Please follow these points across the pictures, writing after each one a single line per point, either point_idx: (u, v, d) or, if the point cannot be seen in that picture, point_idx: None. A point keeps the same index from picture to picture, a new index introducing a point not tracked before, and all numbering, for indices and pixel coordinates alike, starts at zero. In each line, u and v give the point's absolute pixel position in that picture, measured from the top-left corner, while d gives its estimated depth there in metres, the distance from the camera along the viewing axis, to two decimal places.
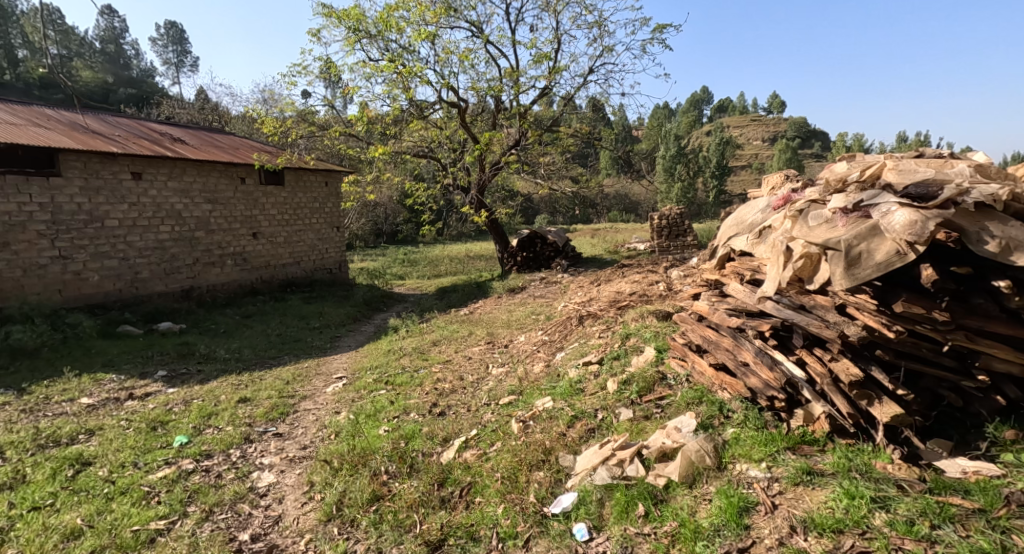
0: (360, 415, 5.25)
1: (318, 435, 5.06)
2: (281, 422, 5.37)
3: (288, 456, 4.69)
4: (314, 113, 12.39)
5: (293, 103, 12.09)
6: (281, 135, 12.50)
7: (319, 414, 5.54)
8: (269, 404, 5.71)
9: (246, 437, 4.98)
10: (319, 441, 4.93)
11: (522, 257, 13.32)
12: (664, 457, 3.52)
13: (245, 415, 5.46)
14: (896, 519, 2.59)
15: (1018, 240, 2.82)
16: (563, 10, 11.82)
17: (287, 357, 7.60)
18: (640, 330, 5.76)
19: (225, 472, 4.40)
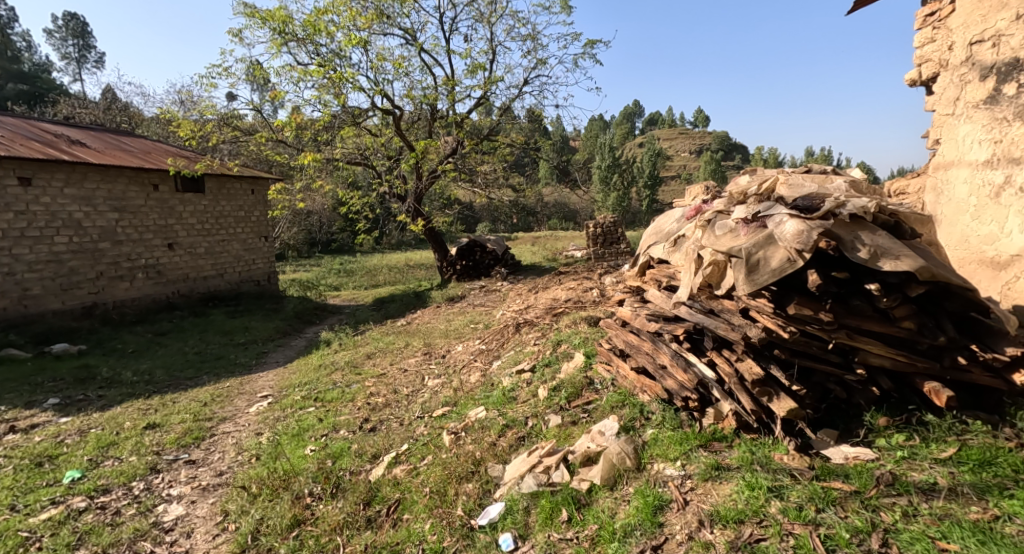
0: (284, 436, 5.05)
1: (236, 459, 4.82)
2: (195, 448, 5.07)
3: (201, 485, 4.43)
4: (238, 117, 11.77)
5: (214, 106, 11.48)
6: (199, 139, 11.83)
7: (239, 436, 5.28)
8: (182, 429, 5.38)
9: (152, 467, 4.66)
10: (237, 466, 4.69)
11: (461, 265, 13.30)
12: (588, 460, 3.63)
13: (153, 442, 5.10)
14: (788, 506, 2.78)
15: (885, 248, 3.14)
16: (497, 22, 11.99)
17: (206, 377, 7.17)
18: (571, 336, 5.92)
19: (125, 508, 4.10)
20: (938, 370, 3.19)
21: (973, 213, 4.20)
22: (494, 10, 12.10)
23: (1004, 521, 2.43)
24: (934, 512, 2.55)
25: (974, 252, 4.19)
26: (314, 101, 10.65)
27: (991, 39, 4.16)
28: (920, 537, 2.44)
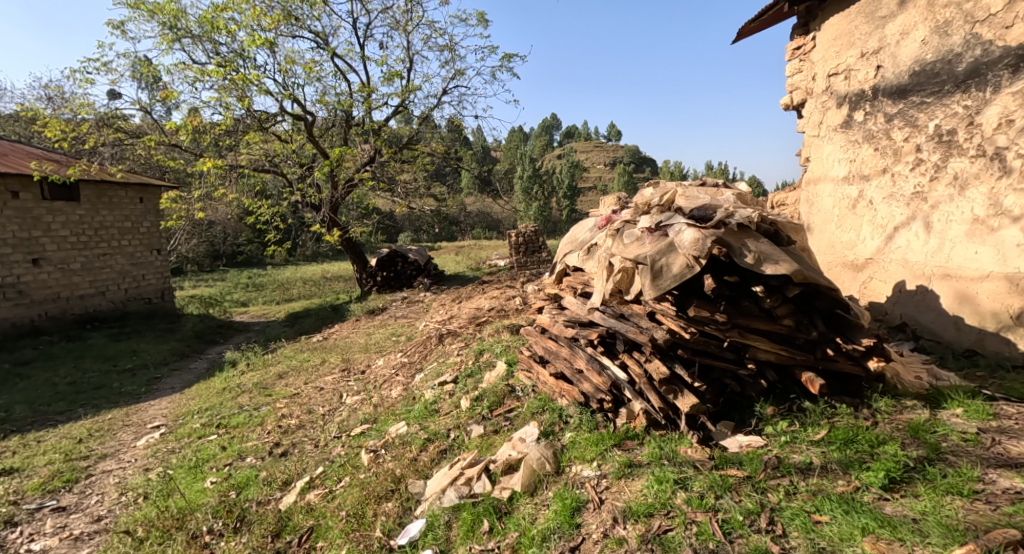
0: (179, 469, 4.71)
1: (118, 501, 4.42)
2: (66, 493, 4.60)
3: (72, 534, 4.03)
4: (118, 117, 10.89)
5: (90, 105, 10.49)
6: (71, 139, 10.73)
7: (122, 475, 4.86)
8: (49, 471, 4.86)
9: (8, 520, 4.19)
10: (118, 509, 4.30)
11: (382, 277, 13.02)
12: (510, 468, 3.70)
13: (10, 491, 4.58)
14: (691, 496, 2.95)
15: (768, 253, 3.47)
16: (413, 31, 11.93)
17: (82, 410, 6.51)
18: (493, 345, 5.99)
19: None
20: (812, 361, 3.55)
21: (839, 223, 4.96)
22: (410, 19, 12.04)
23: (863, 491, 2.70)
24: (810, 489, 2.80)
25: (840, 257, 4.96)
26: (215, 104, 10.03)
27: (844, 72, 4.89)
28: (799, 513, 2.67)
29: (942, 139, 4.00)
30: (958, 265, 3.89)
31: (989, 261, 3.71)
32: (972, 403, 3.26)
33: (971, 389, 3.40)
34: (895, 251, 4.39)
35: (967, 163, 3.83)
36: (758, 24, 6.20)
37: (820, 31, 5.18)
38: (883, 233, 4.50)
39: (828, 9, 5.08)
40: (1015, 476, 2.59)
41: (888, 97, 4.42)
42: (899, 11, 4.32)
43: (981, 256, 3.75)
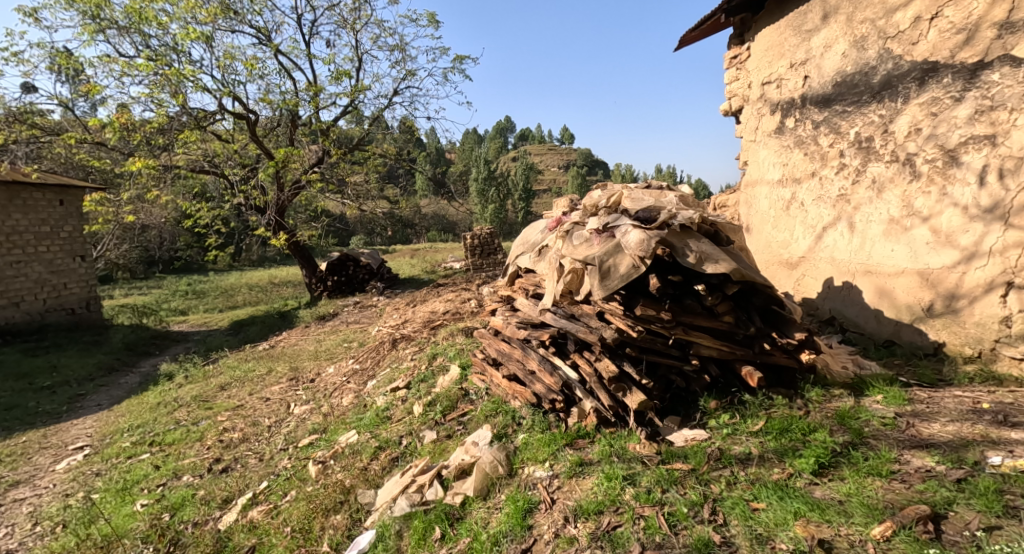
0: (107, 493, 4.45)
1: (32, 532, 4.13)
2: None
3: None
4: (33, 113, 10.17)
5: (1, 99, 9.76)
6: None
7: (38, 503, 4.54)
8: None
9: None
10: (33, 540, 4.01)
11: (332, 281, 12.70)
12: (462, 473, 3.68)
13: None
14: (639, 491, 3.00)
15: (708, 253, 3.61)
16: (362, 30, 11.73)
17: None
18: (447, 349, 5.95)
19: None
20: (751, 356, 3.72)
21: (774, 224, 5.24)
22: (359, 18, 11.83)
23: (796, 477, 2.83)
24: (749, 478, 2.92)
25: (776, 255, 5.25)
26: (145, 100, 9.53)
27: (775, 81, 5.16)
28: (738, 501, 2.76)
29: (861, 145, 4.27)
30: (878, 262, 4.16)
31: (903, 257, 3.98)
32: (891, 390, 3.49)
33: (890, 377, 3.64)
34: (824, 250, 4.66)
35: (883, 168, 4.11)
36: (699, 34, 6.46)
37: (754, 41, 5.44)
38: (813, 233, 4.77)
39: (760, 21, 5.35)
40: (927, 455, 2.77)
41: (815, 105, 4.69)
42: (822, 25, 4.59)
43: (896, 253, 4.02)
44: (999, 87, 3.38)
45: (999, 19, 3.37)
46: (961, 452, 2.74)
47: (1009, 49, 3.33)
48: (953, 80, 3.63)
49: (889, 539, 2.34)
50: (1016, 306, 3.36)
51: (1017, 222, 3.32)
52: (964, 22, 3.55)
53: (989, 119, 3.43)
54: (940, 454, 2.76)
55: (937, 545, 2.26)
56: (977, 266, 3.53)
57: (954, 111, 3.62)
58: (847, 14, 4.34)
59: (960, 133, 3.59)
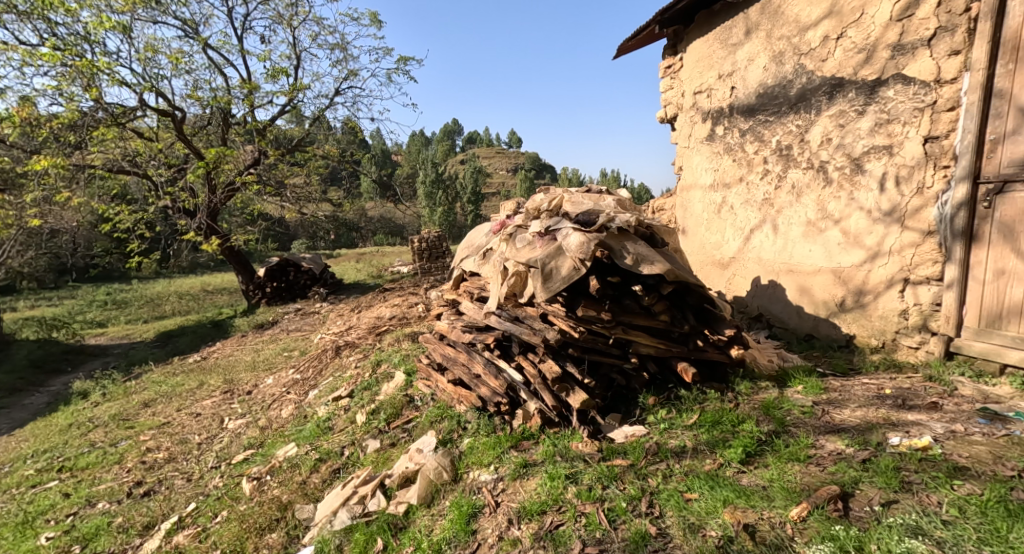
0: (6, 527, 4.13)
1: None
2: None
3: None
4: None
5: None
6: None
7: None
8: None
9: None
10: None
11: (271, 288, 12.23)
12: (406, 482, 3.64)
13: None
14: (581, 489, 3.07)
15: (644, 254, 3.74)
16: (300, 27, 11.37)
17: None
18: (392, 356, 5.87)
19: None
20: (685, 352, 3.88)
21: (707, 226, 5.50)
22: (296, 14, 11.47)
23: (726, 467, 2.99)
24: (683, 470, 3.05)
25: (709, 256, 5.51)
26: (52, 93, 8.85)
27: (705, 91, 5.43)
28: (673, 493, 2.88)
29: (782, 152, 4.56)
30: (799, 261, 4.45)
31: (819, 257, 4.27)
32: (809, 380, 3.74)
33: (809, 368, 3.91)
34: (752, 251, 4.94)
35: (801, 174, 4.40)
36: (636, 43, 6.68)
37: (686, 53, 5.70)
38: (742, 235, 5.05)
39: (690, 33, 5.61)
40: (838, 439, 3.00)
41: (741, 115, 4.97)
42: (745, 39, 4.88)
43: (814, 253, 4.32)
44: (894, 103, 3.71)
45: (892, 41, 3.70)
46: (867, 434, 2.98)
47: (901, 68, 3.66)
48: (857, 95, 3.94)
49: (804, 519, 2.50)
50: (913, 300, 3.69)
51: (912, 224, 3.65)
52: (864, 43, 3.86)
53: (886, 131, 3.76)
54: (850, 437, 2.99)
55: (845, 521, 2.44)
56: (880, 264, 3.84)
57: (858, 123, 3.94)
58: (767, 31, 4.63)
59: (864, 143, 3.91)
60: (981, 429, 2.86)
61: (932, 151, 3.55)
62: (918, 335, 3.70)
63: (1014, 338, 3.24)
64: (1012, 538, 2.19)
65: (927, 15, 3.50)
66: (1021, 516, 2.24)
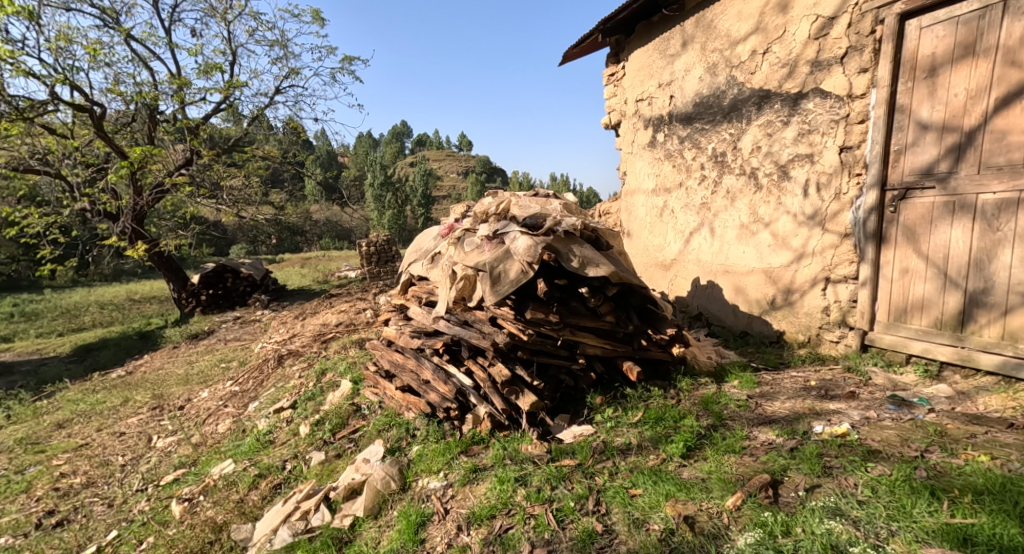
0: None
1: None
2: None
3: None
4: None
5: None
6: None
7: None
8: None
9: None
10: None
11: (207, 295, 11.67)
12: (352, 493, 3.57)
13: None
14: (530, 491, 3.11)
15: (589, 257, 3.83)
16: (235, 21, 10.93)
17: None
18: (337, 364, 5.74)
19: None
20: (630, 351, 4.00)
21: (650, 229, 5.69)
22: (231, 8, 11.02)
23: (668, 462, 3.10)
24: (628, 467, 3.15)
25: (652, 258, 5.70)
26: None
27: (646, 99, 5.62)
28: (619, 490, 2.96)
29: (717, 159, 4.79)
30: (734, 262, 4.68)
31: (752, 258, 4.51)
32: (745, 375, 3.94)
33: (744, 364, 4.13)
34: (692, 253, 5.15)
35: (735, 179, 4.63)
36: (580, 51, 6.83)
37: (628, 62, 5.88)
38: (682, 238, 5.25)
39: (631, 43, 5.79)
40: (769, 430, 3.17)
41: (679, 123, 5.17)
42: (682, 51, 5.08)
43: (747, 254, 4.55)
44: (814, 115, 3.97)
45: (811, 57, 3.95)
46: (794, 424, 3.17)
47: (819, 83, 3.92)
48: (782, 106, 4.19)
49: (739, 507, 2.63)
50: (834, 298, 3.95)
51: (831, 227, 3.91)
52: (787, 58, 4.11)
53: (808, 140, 4.02)
54: (779, 427, 3.18)
55: (774, 507, 2.57)
56: (805, 264, 4.10)
57: (783, 133, 4.19)
58: (701, 44, 4.85)
59: (789, 151, 4.16)
60: (892, 415, 3.09)
61: (846, 160, 3.82)
62: (838, 330, 3.97)
63: (918, 331, 3.52)
64: (916, 513, 2.37)
65: (840, 35, 3.77)
66: (924, 493, 2.44)
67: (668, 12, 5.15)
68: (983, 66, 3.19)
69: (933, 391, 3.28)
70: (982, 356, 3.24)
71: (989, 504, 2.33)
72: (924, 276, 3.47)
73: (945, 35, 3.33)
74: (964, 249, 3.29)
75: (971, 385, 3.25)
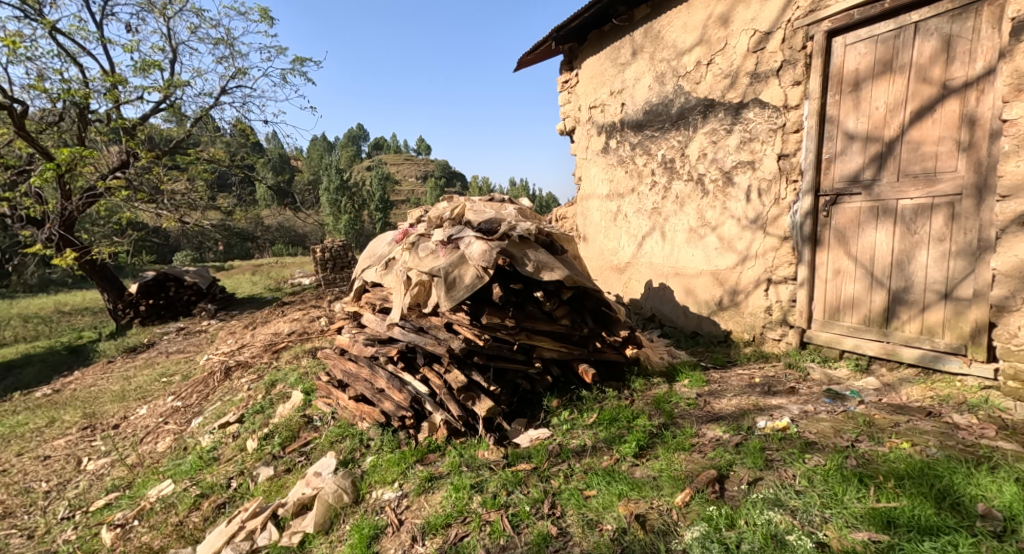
0: None
1: None
2: None
3: None
4: None
5: None
6: None
7: None
8: None
9: None
10: None
11: (146, 306, 11.12)
12: (302, 509, 3.47)
13: None
14: (486, 497, 3.11)
15: (544, 261, 3.85)
16: (176, 17, 10.50)
17: None
18: (288, 375, 5.57)
19: None
20: (586, 354, 4.06)
21: (605, 233, 5.81)
22: (171, 4, 10.58)
23: (621, 461, 3.17)
24: (583, 468, 3.20)
25: (607, 262, 5.82)
26: None
27: (599, 106, 5.74)
28: (574, 492, 3.00)
29: (667, 165, 4.94)
30: (684, 265, 4.83)
31: (701, 261, 4.67)
32: (694, 374, 4.08)
33: (694, 363, 4.26)
34: (644, 256, 5.28)
35: (684, 185, 4.79)
36: (534, 58, 6.90)
37: (581, 69, 5.99)
38: (635, 241, 5.39)
39: (584, 51, 5.91)
40: (717, 427, 3.29)
41: (630, 130, 5.31)
42: (632, 60, 5.22)
43: (696, 257, 4.71)
44: (754, 124, 4.16)
45: (750, 70, 4.14)
46: (740, 420, 3.30)
47: (758, 94, 4.11)
48: (725, 115, 4.37)
49: (687, 503, 2.71)
50: (775, 298, 4.14)
51: (772, 231, 4.10)
52: (728, 69, 4.29)
53: (749, 148, 4.20)
54: (726, 424, 3.30)
55: (720, 501, 2.67)
56: (749, 266, 4.28)
57: (727, 140, 4.36)
58: (650, 53, 5.00)
59: (732, 158, 4.34)
60: (827, 407, 3.27)
61: (784, 168, 4.02)
62: (779, 329, 4.15)
63: (849, 328, 3.74)
64: (847, 500, 2.51)
65: (776, 49, 3.97)
66: (853, 480, 2.58)
67: (618, 22, 5.28)
68: (900, 82, 3.42)
69: (863, 384, 3.47)
70: (904, 350, 3.45)
71: (909, 488, 2.48)
72: (854, 275, 3.69)
73: (867, 53, 3.55)
74: (888, 251, 3.51)
75: (895, 377, 3.46)
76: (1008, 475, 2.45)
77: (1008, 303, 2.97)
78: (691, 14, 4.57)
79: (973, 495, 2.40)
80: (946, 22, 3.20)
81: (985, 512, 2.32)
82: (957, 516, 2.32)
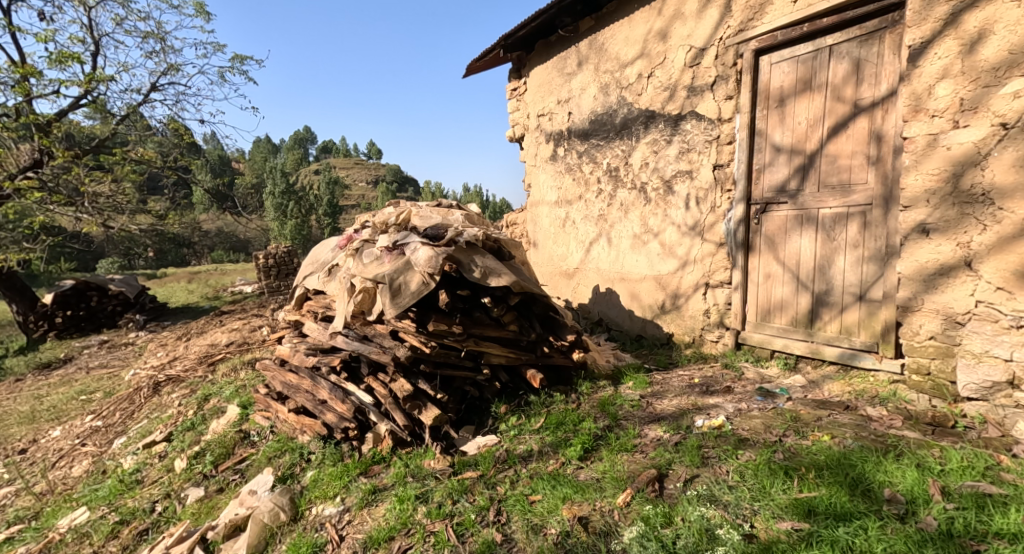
0: None
1: None
2: None
3: None
4: None
5: None
6: None
7: None
8: None
9: None
10: None
11: (64, 316, 10.38)
12: (235, 530, 3.30)
13: None
14: (430, 507, 3.07)
15: (492, 267, 3.85)
16: (99, 7, 9.87)
17: None
18: (223, 389, 5.34)
19: None
20: (534, 358, 4.09)
21: (554, 239, 5.90)
22: None
23: (567, 465, 3.22)
24: (528, 473, 3.23)
25: (556, 267, 5.91)
26: None
27: (547, 115, 5.83)
28: (519, 498, 3.02)
29: (612, 173, 5.07)
30: (629, 270, 4.97)
31: (644, 266, 4.82)
32: (638, 376, 4.19)
33: (638, 365, 4.39)
34: (592, 262, 5.40)
35: (628, 193, 4.93)
36: (482, 65, 6.92)
37: (529, 77, 6.07)
38: (583, 247, 5.50)
39: (532, 59, 5.99)
40: (659, 427, 3.40)
41: (577, 138, 5.42)
42: (578, 70, 5.34)
43: (640, 263, 4.86)
44: (692, 135, 4.34)
45: (688, 83, 4.32)
46: (680, 420, 3.41)
47: (694, 107, 4.29)
48: (665, 126, 4.54)
49: (628, 503, 2.78)
50: (712, 301, 4.33)
51: (708, 237, 4.29)
52: (667, 82, 4.46)
53: (688, 158, 4.38)
54: (667, 424, 3.41)
55: (658, 499, 2.76)
56: (688, 271, 4.45)
57: (667, 150, 4.53)
58: (594, 64, 5.13)
59: (673, 167, 4.51)
60: (759, 405, 3.44)
61: (719, 178, 4.21)
62: (717, 330, 4.33)
63: (779, 329, 3.94)
64: (773, 492, 2.64)
65: (710, 65, 4.16)
66: (780, 473, 2.72)
67: (564, 32, 5.38)
68: (818, 100, 3.66)
69: (790, 381, 3.68)
70: (826, 349, 3.67)
71: (827, 477, 2.64)
72: (782, 279, 3.90)
73: (790, 72, 3.78)
74: (811, 256, 3.74)
75: (819, 374, 3.68)
76: (910, 461, 2.65)
77: (911, 303, 3.21)
78: (632, 27, 4.72)
79: (881, 481, 2.58)
80: (856, 46, 3.45)
81: (891, 496, 2.49)
82: (867, 502, 2.48)
